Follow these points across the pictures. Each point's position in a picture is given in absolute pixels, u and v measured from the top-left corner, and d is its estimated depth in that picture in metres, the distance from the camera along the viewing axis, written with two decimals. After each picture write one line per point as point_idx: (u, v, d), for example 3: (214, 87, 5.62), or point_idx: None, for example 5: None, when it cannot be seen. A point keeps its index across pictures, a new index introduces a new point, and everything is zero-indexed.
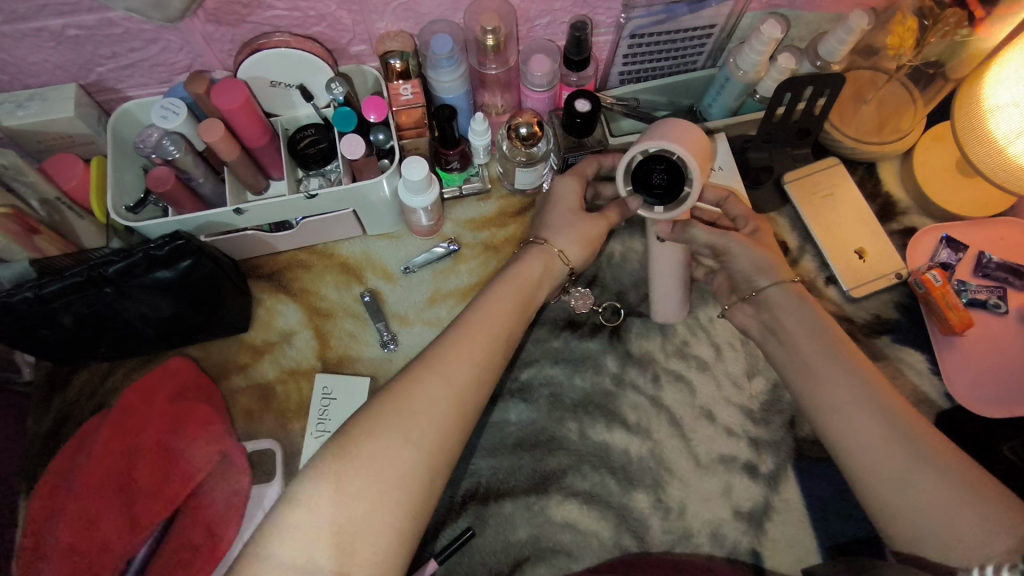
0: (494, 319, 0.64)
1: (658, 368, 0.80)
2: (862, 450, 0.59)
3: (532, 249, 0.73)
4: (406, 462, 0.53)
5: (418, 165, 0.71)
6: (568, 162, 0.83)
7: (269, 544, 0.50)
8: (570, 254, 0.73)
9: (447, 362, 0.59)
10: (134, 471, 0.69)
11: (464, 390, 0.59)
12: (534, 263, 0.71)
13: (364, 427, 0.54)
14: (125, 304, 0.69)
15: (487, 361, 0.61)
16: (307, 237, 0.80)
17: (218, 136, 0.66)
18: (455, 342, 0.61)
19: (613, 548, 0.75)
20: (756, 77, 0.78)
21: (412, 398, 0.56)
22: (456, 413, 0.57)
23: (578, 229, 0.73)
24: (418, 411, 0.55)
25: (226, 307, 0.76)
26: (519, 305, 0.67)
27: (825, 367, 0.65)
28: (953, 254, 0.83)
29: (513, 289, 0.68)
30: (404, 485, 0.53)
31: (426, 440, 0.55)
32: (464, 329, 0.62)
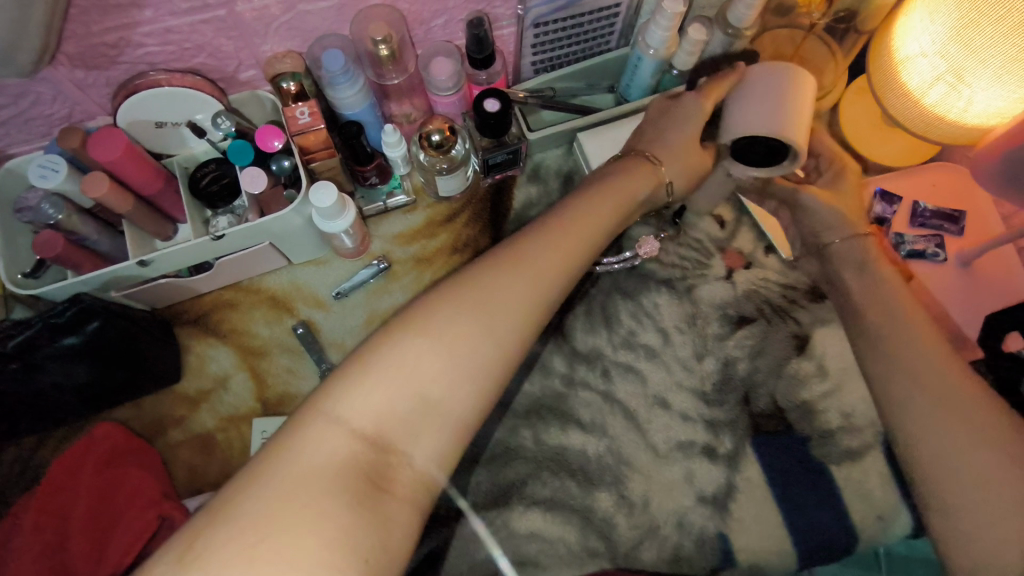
0: (596, 215, 0.59)
1: (607, 362, 0.79)
2: (934, 452, 0.53)
3: (643, 165, 0.65)
4: (482, 352, 0.48)
5: (327, 191, 0.67)
6: (490, 163, 0.80)
7: (336, 406, 0.44)
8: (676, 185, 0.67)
9: (540, 251, 0.54)
10: (69, 549, 0.63)
11: (553, 279, 0.54)
12: (638, 182, 0.64)
13: (443, 307, 0.49)
14: (36, 376, 0.65)
15: (576, 254, 0.56)
16: (229, 276, 0.77)
17: (105, 190, 0.62)
18: (548, 234, 0.56)
19: (581, 552, 0.73)
20: (668, 53, 0.76)
21: (490, 286, 0.51)
22: (533, 315, 0.52)
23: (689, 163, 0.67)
24: (501, 299, 0.50)
25: (149, 361, 0.73)
26: (615, 215, 0.61)
27: (892, 342, 0.60)
28: (888, 206, 0.82)
29: (608, 202, 0.61)
30: (474, 376, 0.47)
31: (500, 334, 0.49)
32: (557, 227, 0.57)
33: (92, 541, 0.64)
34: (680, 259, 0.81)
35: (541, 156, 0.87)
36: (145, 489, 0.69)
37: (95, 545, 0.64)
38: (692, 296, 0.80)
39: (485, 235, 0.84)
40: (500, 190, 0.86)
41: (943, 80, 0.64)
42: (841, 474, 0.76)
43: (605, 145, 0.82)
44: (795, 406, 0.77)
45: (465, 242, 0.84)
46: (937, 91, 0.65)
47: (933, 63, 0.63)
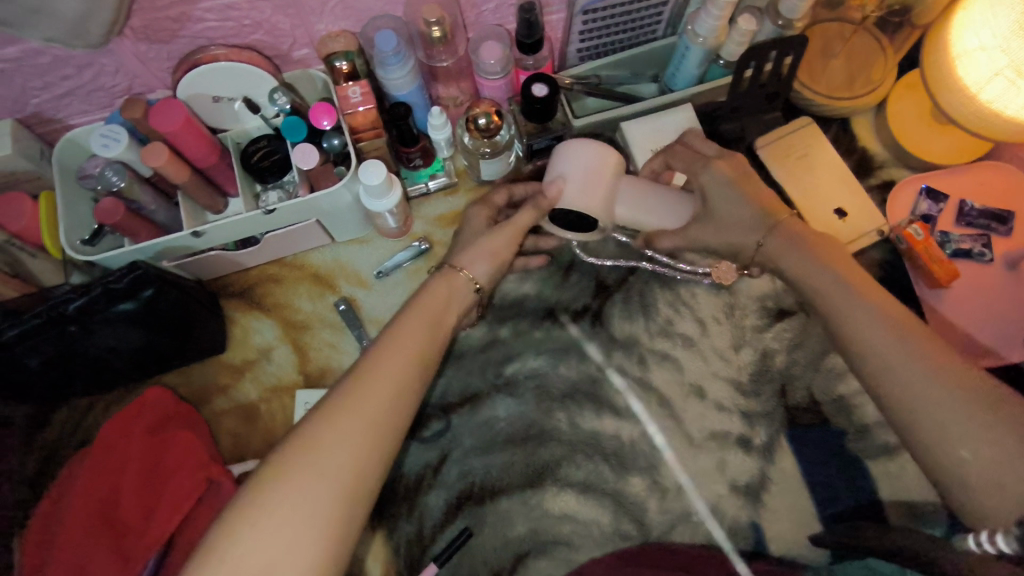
0: (406, 332, 0.60)
1: (643, 350, 0.79)
2: (898, 381, 0.56)
3: (441, 272, 0.67)
4: (320, 497, 0.48)
5: (375, 169, 0.69)
6: (533, 148, 0.81)
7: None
8: (478, 271, 0.68)
9: (355, 389, 0.54)
10: (121, 505, 0.67)
11: (395, 391, 0.55)
12: (436, 297, 0.65)
13: (272, 468, 0.49)
14: (91, 339, 0.67)
15: (414, 364, 0.58)
16: (275, 251, 0.79)
17: (163, 160, 0.64)
18: (347, 377, 0.55)
19: (613, 535, 0.74)
20: (717, 43, 0.76)
21: (326, 421, 0.52)
22: (374, 450, 0.52)
23: (489, 243, 0.69)
24: (341, 432, 0.51)
25: (198, 331, 0.75)
26: (433, 323, 0.62)
27: (840, 298, 0.61)
28: (934, 204, 0.81)
29: (421, 316, 0.62)
30: (317, 522, 0.48)
31: (338, 467, 0.50)
32: (356, 366, 0.56)
33: (142, 500, 0.67)
34: None
35: None
36: (195, 453, 0.70)
37: (144, 504, 0.67)
38: (731, 287, 0.80)
39: None
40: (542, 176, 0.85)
41: (1003, 75, 0.63)
42: (876, 470, 0.75)
43: (648, 136, 0.81)
44: (832, 400, 0.77)
45: None
46: (996, 87, 0.64)
47: (993, 58, 0.63)
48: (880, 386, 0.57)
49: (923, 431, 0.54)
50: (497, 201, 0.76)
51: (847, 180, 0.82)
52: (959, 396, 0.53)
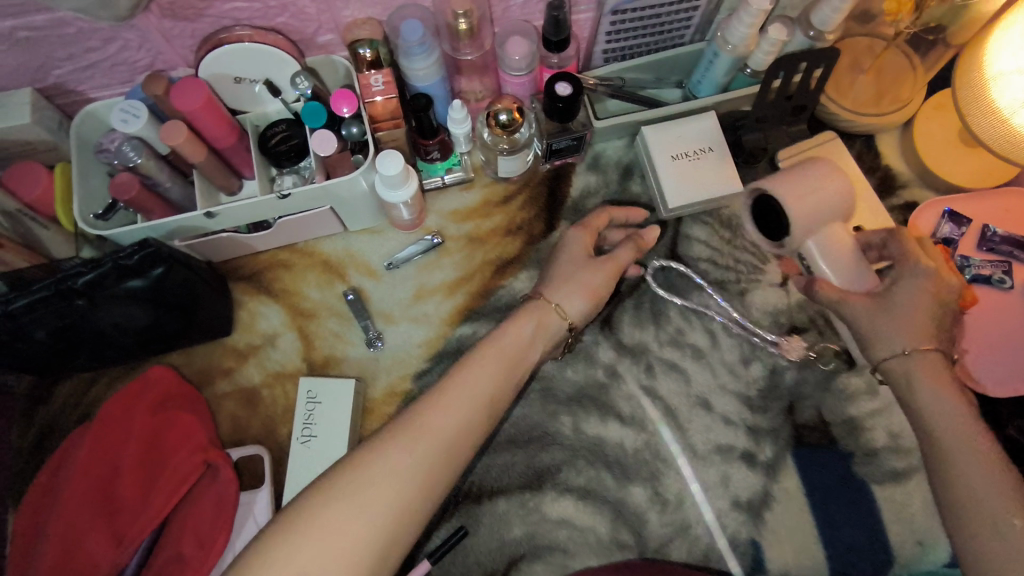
0: (491, 369, 0.62)
1: (652, 358, 0.78)
2: (964, 476, 0.57)
3: (529, 304, 0.68)
4: (355, 535, 0.51)
5: (393, 159, 0.68)
6: (552, 148, 0.80)
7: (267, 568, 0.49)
8: (568, 308, 0.68)
9: (421, 431, 0.56)
10: (118, 483, 0.67)
11: (466, 427, 0.58)
12: (520, 328, 0.65)
13: (322, 495, 0.52)
14: (98, 315, 0.67)
15: (489, 401, 0.60)
16: (286, 236, 0.78)
17: (182, 139, 0.63)
18: (416, 412, 0.58)
19: (610, 544, 0.73)
20: (746, 51, 0.75)
21: (395, 449, 0.55)
22: (420, 497, 0.54)
23: (583, 279, 0.69)
24: (405, 459, 0.55)
25: (205, 313, 0.74)
26: (514, 363, 0.64)
27: (927, 395, 0.61)
28: (956, 228, 0.79)
29: (500, 361, 0.63)
30: (369, 546, 0.51)
31: (395, 494, 0.53)
32: (428, 402, 0.59)
33: (140, 478, 0.67)
34: (735, 262, 0.82)
35: (603, 146, 0.86)
36: (195, 435, 0.70)
37: (142, 482, 0.67)
38: (745, 300, 0.80)
39: (540, 219, 0.84)
40: (558, 175, 0.85)
41: None
42: (881, 493, 0.74)
43: (666, 141, 0.80)
44: (840, 420, 0.76)
45: (521, 225, 0.84)
46: None
47: None
48: (946, 475, 0.58)
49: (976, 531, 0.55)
50: (598, 226, 0.74)
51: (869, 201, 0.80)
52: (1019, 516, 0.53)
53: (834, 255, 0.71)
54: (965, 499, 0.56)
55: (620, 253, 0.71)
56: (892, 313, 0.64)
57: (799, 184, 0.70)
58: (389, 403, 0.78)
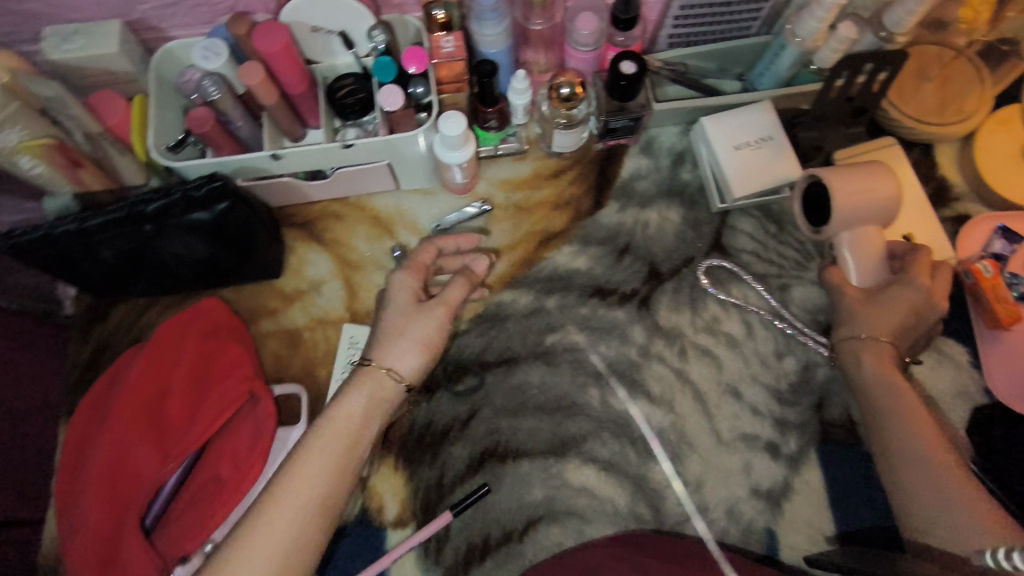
0: (335, 437, 0.64)
1: (685, 342, 0.79)
2: (898, 435, 0.63)
3: (359, 370, 0.68)
4: None
5: (455, 121, 0.70)
6: (609, 127, 0.81)
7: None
8: (401, 369, 0.68)
9: (264, 521, 0.59)
10: (166, 405, 0.70)
11: (325, 493, 0.61)
12: (352, 398, 0.66)
13: None
14: (161, 243, 0.70)
15: (346, 457, 0.64)
16: (341, 188, 0.80)
17: (257, 80, 0.66)
18: (265, 508, 0.60)
19: (627, 516, 0.74)
20: (814, 46, 0.75)
21: (251, 547, 0.58)
22: None
23: (418, 334, 0.69)
24: (267, 540, 0.58)
25: (260, 253, 0.77)
26: (365, 422, 0.66)
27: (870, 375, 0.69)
28: (1008, 245, 0.78)
29: (334, 435, 0.64)
30: None
31: (273, 550, 0.58)
32: (275, 488, 0.61)
33: (186, 402, 0.70)
34: (778, 257, 0.82)
35: (658, 131, 0.87)
36: (241, 366, 0.72)
37: (188, 406, 0.70)
38: (784, 295, 0.81)
39: (587, 196, 0.84)
40: (610, 156, 0.86)
41: None
42: None
43: (726, 131, 0.80)
44: None
45: (567, 201, 0.84)
46: None
47: None
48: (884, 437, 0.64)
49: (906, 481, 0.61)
50: (427, 262, 0.73)
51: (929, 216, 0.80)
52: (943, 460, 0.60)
53: (866, 255, 0.73)
54: (897, 453, 0.62)
55: (448, 293, 0.71)
56: (877, 306, 0.71)
57: (867, 176, 0.71)
58: None
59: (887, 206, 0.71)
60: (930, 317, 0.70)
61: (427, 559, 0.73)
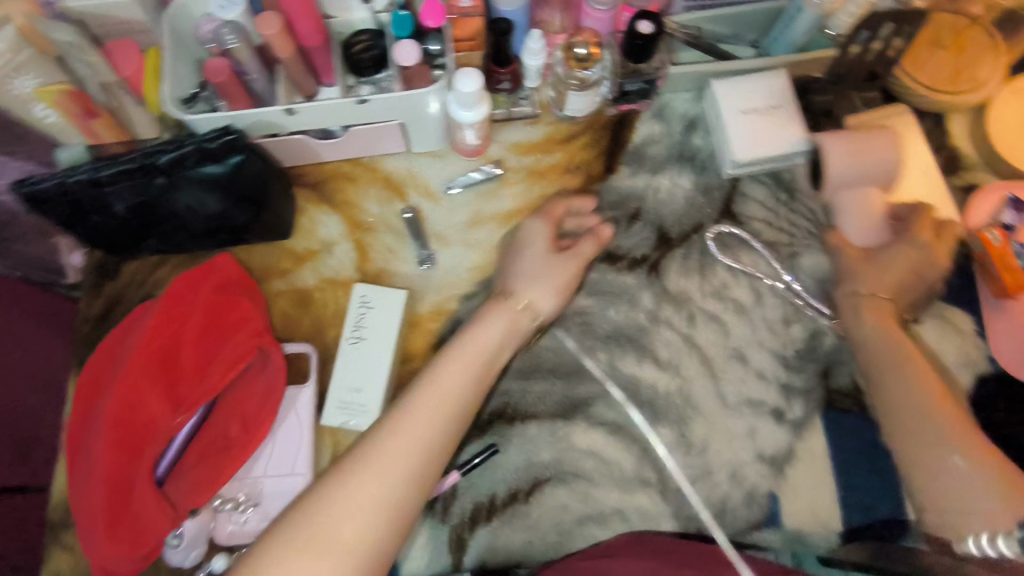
0: (451, 390, 0.63)
1: (694, 308, 0.80)
2: (903, 407, 0.66)
3: (496, 304, 0.72)
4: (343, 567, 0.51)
5: (471, 77, 0.69)
6: (624, 90, 0.81)
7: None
8: (541, 305, 0.73)
9: (340, 491, 0.54)
10: (179, 357, 0.70)
11: (425, 457, 0.58)
12: (461, 379, 0.64)
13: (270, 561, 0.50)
14: (175, 195, 0.70)
15: (450, 414, 0.61)
16: (353, 148, 0.80)
17: (276, 31, 0.65)
18: (365, 462, 0.56)
19: (633, 479, 0.75)
20: (832, 9, 0.74)
21: (322, 537, 0.52)
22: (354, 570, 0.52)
23: (551, 275, 0.74)
24: (339, 529, 0.52)
25: (272, 211, 0.76)
26: (478, 374, 0.65)
27: (874, 337, 0.72)
28: (1018, 215, 0.77)
29: (432, 400, 0.61)
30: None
31: (376, 509, 0.54)
32: (366, 452, 0.57)
33: (198, 355, 0.70)
34: (788, 225, 0.82)
35: (670, 97, 0.86)
36: (253, 321, 0.72)
37: (200, 359, 0.70)
38: (793, 262, 0.81)
39: (599, 160, 0.84)
40: (622, 122, 0.85)
41: None
42: None
43: (737, 95, 0.79)
44: None
45: (579, 164, 0.84)
46: None
47: None
48: (891, 414, 0.67)
49: (913, 455, 0.64)
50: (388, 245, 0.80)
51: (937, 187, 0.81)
52: (951, 427, 0.63)
53: (863, 214, 0.78)
54: (903, 432, 0.66)
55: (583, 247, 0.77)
56: (878, 263, 0.75)
57: (861, 142, 0.75)
58: (436, 321, 0.79)
59: (886, 167, 0.75)
60: (931, 274, 0.75)
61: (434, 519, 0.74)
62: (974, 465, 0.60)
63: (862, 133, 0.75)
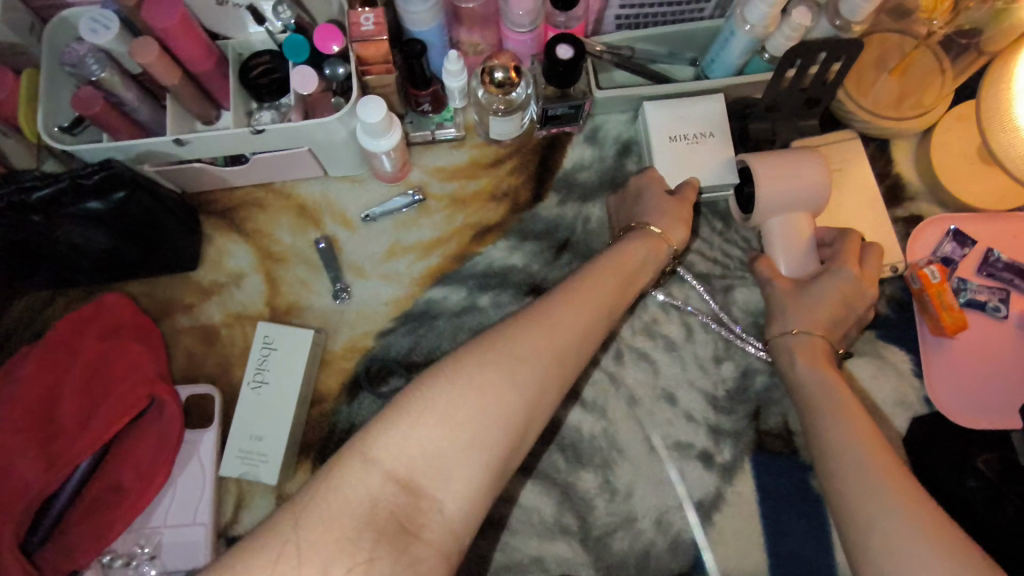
0: (570, 316, 0.54)
1: (622, 345, 0.76)
2: (832, 434, 0.59)
3: (636, 232, 0.69)
4: (480, 421, 0.47)
5: (376, 106, 0.64)
6: (549, 115, 0.77)
7: (371, 446, 0.45)
8: (674, 237, 0.70)
9: (518, 341, 0.51)
10: (59, 409, 0.66)
11: (567, 354, 0.53)
12: (641, 246, 0.67)
13: (404, 421, 0.46)
14: (55, 233, 0.65)
15: (574, 348, 0.53)
16: (262, 174, 0.75)
17: (153, 57, 0.60)
18: (514, 330, 0.52)
19: (553, 526, 0.72)
20: (766, 33, 0.70)
21: (489, 377, 0.48)
22: (520, 431, 0.49)
23: (668, 209, 0.71)
24: (505, 392, 0.48)
25: (169, 243, 0.72)
26: (603, 310, 0.58)
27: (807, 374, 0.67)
28: (959, 248, 0.76)
29: (593, 289, 0.58)
30: (467, 437, 0.46)
31: (500, 398, 0.48)
32: (538, 311, 0.54)
33: (81, 405, 0.66)
34: (723, 257, 0.79)
35: (604, 118, 0.82)
36: (142, 366, 0.68)
37: (82, 410, 0.66)
38: (726, 296, 0.78)
39: (528, 186, 0.80)
40: (552, 145, 0.81)
41: None
42: None
43: (666, 120, 0.76)
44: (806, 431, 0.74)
45: (505, 191, 0.80)
46: None
47: None
48: (819, 440, 0.60)
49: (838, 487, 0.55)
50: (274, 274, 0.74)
51: (876, 207, 0.77)
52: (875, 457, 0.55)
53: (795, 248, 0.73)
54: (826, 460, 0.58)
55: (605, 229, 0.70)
56: (806, 301, 0.70)
57: (791, 165, 0.71)
58: (350, 358, 0.75)
59: (817, 195, 0.72)
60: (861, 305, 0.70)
61: None
62: (902, 498, 0.51)
63: (792, 158, 0.72)
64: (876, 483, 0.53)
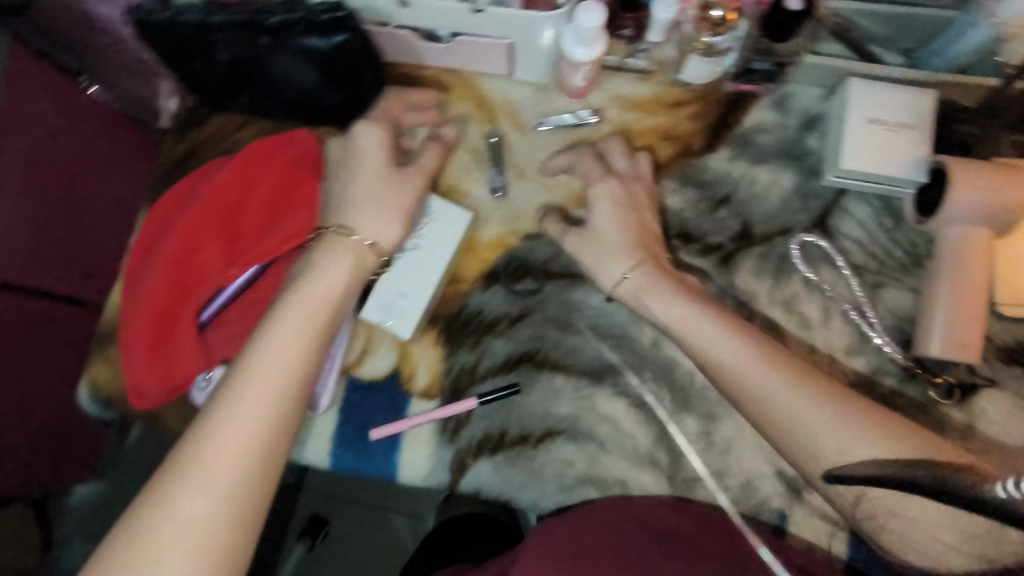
0: (292, 333, 0.60)
1: (756, 310, 0.77)
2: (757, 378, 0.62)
3: (334, 242, 0.66)
4: (225, 472, 0.53)
5: (592, 11, 0.65)
6: (750, 68, 0.75)
7: (180, 482, 0.52)
8: (371, 236, 0.67)
9: (250, 381, 0.57)
10: (242, 215, 0.72)
11: (296, 368, 0.59)
12: (337, 263, 0.65)
13: (200, 467, 0.53)
14: (274, 60, 0.69)
15: (300, 374, 0.59)
16: (457, 57, 0.78)
17: None
18: (248, 375, 0.57)
19: (645, 457, 0.74)
20: (1009, 34, 0.66)
21: (225, 422, 0.54)
22: (249, 468, 0.54)
23: (389, 206, 0.69)
24: (235, 412, 0.55)
25: (361, 99, 0.75)
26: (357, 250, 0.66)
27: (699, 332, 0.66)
28: None
29: (307, 311, 0.62)
30: (220, 466, 0.53)
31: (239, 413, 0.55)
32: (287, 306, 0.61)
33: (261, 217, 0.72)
34: (882, 253, 0.77)
35: (797, 88, 0.79)
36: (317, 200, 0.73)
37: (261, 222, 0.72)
38: (875, 292, 0.76)
39: (703, 134, 0.80)
40: (737, 101, 0.80)
41: None
42: None
43: (870, 101, 0.73)
44: None
45: (679, 134, 0.80)
46: None
47: None
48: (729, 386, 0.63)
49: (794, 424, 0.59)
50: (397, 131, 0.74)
51: None
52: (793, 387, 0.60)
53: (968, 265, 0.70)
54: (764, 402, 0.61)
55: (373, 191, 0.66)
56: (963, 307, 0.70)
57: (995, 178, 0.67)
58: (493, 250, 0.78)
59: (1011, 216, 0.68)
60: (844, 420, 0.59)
61: (443, 435, 0.75)
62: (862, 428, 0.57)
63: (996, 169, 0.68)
64: (839, 418, 0.58)
